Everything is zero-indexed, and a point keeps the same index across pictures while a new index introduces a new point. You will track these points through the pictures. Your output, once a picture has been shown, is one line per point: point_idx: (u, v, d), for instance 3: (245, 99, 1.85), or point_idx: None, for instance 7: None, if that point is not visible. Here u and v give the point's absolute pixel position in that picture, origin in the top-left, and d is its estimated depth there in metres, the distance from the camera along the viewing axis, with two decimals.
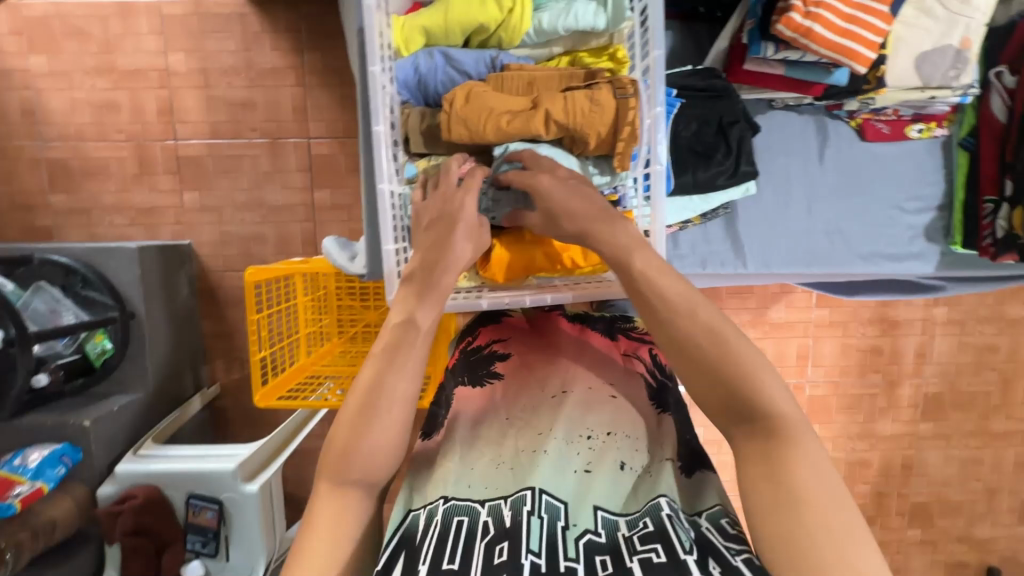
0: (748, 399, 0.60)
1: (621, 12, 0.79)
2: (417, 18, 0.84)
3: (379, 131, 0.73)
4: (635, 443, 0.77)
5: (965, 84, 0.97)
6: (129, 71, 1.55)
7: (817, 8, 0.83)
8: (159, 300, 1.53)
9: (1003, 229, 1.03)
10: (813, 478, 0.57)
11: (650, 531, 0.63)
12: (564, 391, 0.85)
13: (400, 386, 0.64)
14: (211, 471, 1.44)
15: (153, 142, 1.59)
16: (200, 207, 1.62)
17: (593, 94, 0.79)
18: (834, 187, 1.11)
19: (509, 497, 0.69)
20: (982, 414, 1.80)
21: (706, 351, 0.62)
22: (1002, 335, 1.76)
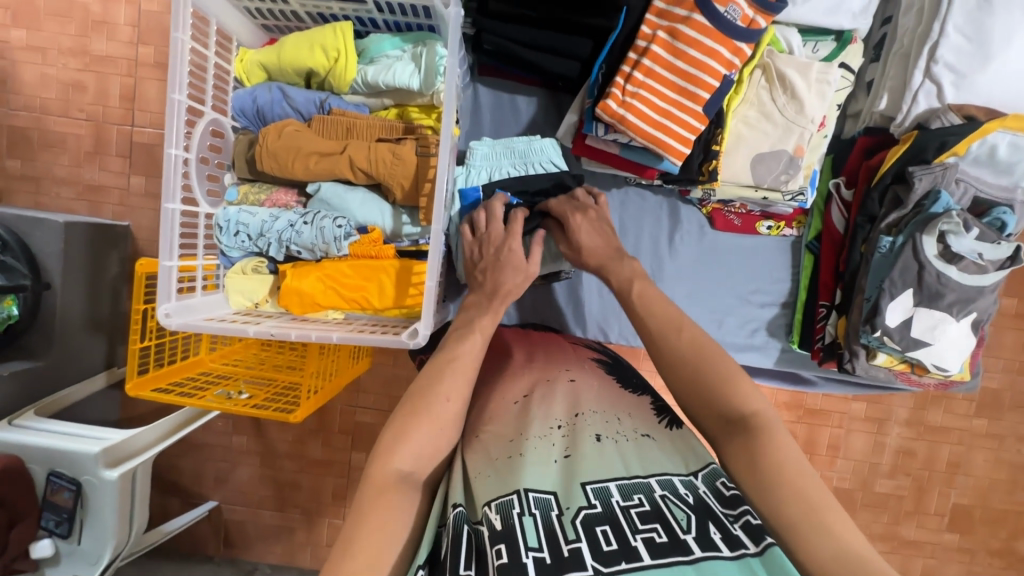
0: (722, 397, 0.68)
1: (434, 75, 0.83)
2: (257, 54, 0.89)
3: (173, 154, 0.78)
4: (609, 416, 0.73)
5: (794, 190, 0.99)
6: (100, 57, 1.57)
7: (632, 98, 0.87)
8: (81, 277, 1.46)
9: (831, 336, 1.04)
10: (786, 459, 0.62)
11: (647, 510, 0.59)
12: (525, 396, 0.77)
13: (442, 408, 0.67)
14: (71, 451, 1.29)
15: (112, 124, 1.60)
16: (144, 193, 1.62)
17: (397, 149, 0.84)
18: (683, 272, 1.13)
19: (495, 501, 0.61)
20: (893, 518, 1.60)
21: (690, 362, 0.70)
22: (919, 440, 1.56)
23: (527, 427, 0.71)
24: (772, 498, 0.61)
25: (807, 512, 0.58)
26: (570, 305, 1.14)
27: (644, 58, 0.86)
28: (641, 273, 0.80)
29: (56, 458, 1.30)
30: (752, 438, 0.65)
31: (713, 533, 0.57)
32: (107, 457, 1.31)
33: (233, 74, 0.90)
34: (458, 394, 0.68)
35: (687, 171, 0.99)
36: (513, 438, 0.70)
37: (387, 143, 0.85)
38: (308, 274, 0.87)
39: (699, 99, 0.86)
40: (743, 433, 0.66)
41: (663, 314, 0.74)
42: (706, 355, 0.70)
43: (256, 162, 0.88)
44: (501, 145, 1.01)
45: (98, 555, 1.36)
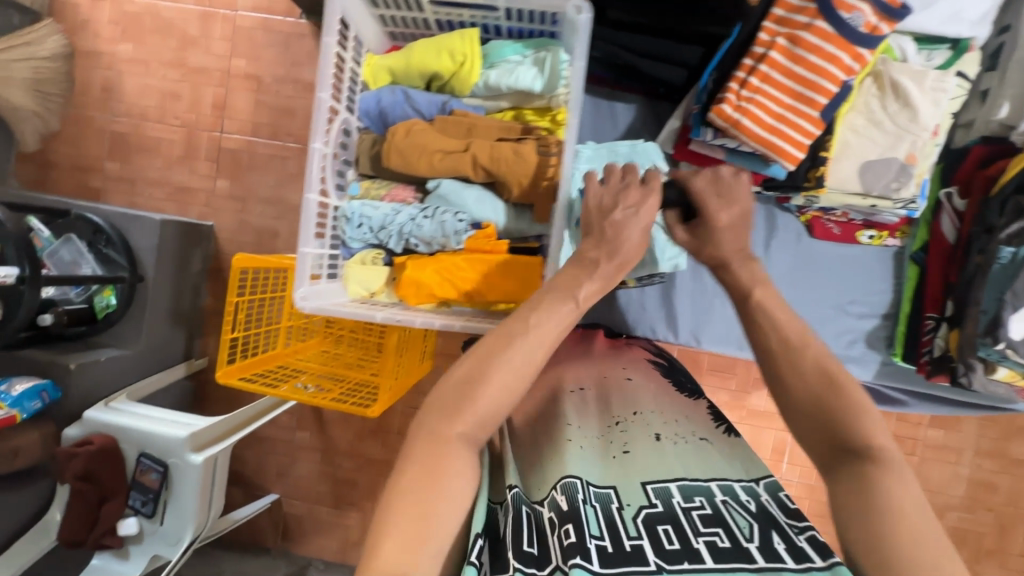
0: (845, 425, 0.62)
1: (557, 78, 0.87)
2: (385, 60, 0.95)
3: (316, 148, 0.83)
4: (667, 417, 0.77)
5: (905, 198, 0.98)
6: (196, 69, 1.69)
7: (748, 103, 0.88)
8: (169, 270, 1.56)
9: (940, 349, 1.01)
10: (905, 503, 0.55)
11: (708, 513, 0.61)
12: (580, 389, 0.83)
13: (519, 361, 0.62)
14: (161, 434, 1.37)
15: (203, 131, 1.71)
16: (228, 195, 1.72)
17: (518, 147, 0.88)
18: (778, 280, 1.12)
19: (560, 482, 0.65)
20: (969, 553, 1.64)
21: (812, 382, 0.65)
22: (1001, 473, 1.62)
23: (587, 419, 0.77)
24: (883, 549, 0.53)
25: (919, 566, 0.51)
26: (660, 309, 1.14)
27: (762, 63, 0.87)
28: (762, 278, 0.73)
29: (146, 439, 1.38)
30: (865, 470, 0.59)
31: (777, 542, 0.57)
32: (193, 441, 1.38)
33: (361, 77, 0.96)
34: (532, 369, 0.63)
35: (792, 176, 0.99)
36: (569, 427, 0.74)
37: (508, 143, 0.89)
38: (425, 266, 0.91)
39: (815, 104, 0.87)
40: (857, 465, 0.60)
41: (786, 329, 0.68)
42: (835, 382, 0.64)
43: (382, 159, 0.92)
44: (604, 147, 1.03)
45: (179, 536, 1.40)
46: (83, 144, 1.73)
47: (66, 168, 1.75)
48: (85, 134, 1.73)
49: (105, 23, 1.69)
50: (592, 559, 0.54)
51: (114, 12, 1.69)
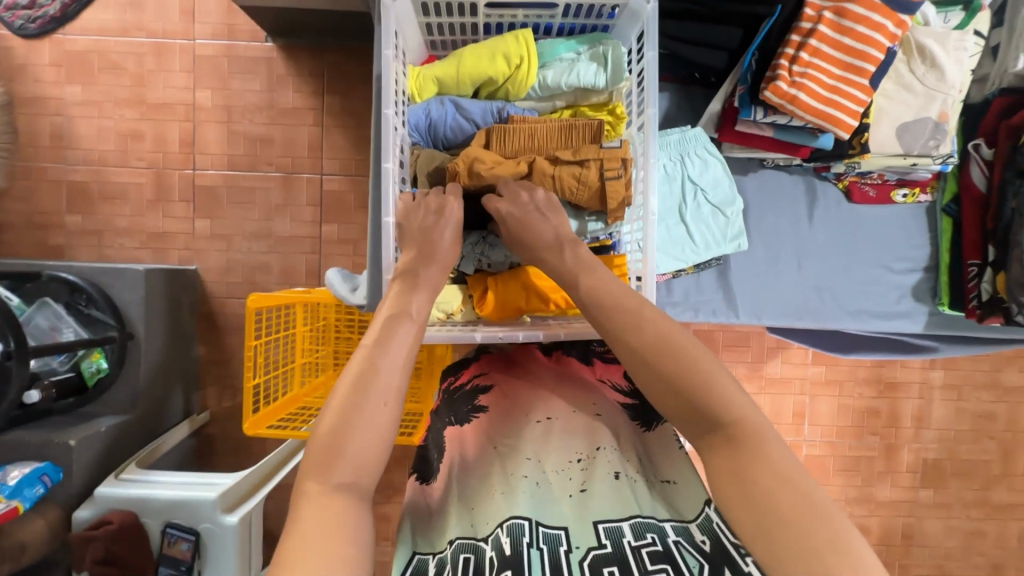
0: (705, 400, 0.59)
1: (620, 72, 0.85)
2: (431, 69, 0.91)
3: (387, 167, 0.78)
4: (629, 457, 0.75)
5: (944, 153, 1.03)
6: (157, 105, 1.56)
7: (801, 78, 0.90)
8: (161, 323, 1.44)
9: (988, 292, 1.06)
10: (775, 475, 0.54)
11: (659, 549, 0.60)
12: (549, 418, 0.80)
13: (393, 372, 0.61)
14: (189, 498, 1.26)
15: (173, 170, 1.58)
16: (210, 234, 1.59)
17: (582, 174, 0.85)
18: (823, 246, 1.15)
19: (508, 522, 0.64)
20: (984, 483, 1.77)
21: (657, 360, 0.62)
22: (999, 403, 1.74)
23: (549, 450, 0.75)
24: (758, 514, 0.53)
25: (806, 538, 0.50)
26: (718, 292, 1.15)
27: (811, 38, 0.90)
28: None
29: (172, 508, 1.26)
30: (732, 445, 0.57)
31: None
32: (223, 501, 1.27)
33: (405, 88, 0.91)
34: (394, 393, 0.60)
35: (837, 146, 1.03)
36: (527, 462, 0.73)
37: (568, 166, 0.86)
38: (508, 282, 0.88)
39: (865, 73, 0.90)
40: (725, 438, 0.57)
41: (619, 312, 0.67)
42: (673, 349, 0.62)
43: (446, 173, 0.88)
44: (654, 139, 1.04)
45: None
46: (36, 199, 1.57)
47: (19, 228, 1.58)
48: (38, 189, 1.56)
49: (45, 64, 1.54)
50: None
51: (54, 51, 1.53)
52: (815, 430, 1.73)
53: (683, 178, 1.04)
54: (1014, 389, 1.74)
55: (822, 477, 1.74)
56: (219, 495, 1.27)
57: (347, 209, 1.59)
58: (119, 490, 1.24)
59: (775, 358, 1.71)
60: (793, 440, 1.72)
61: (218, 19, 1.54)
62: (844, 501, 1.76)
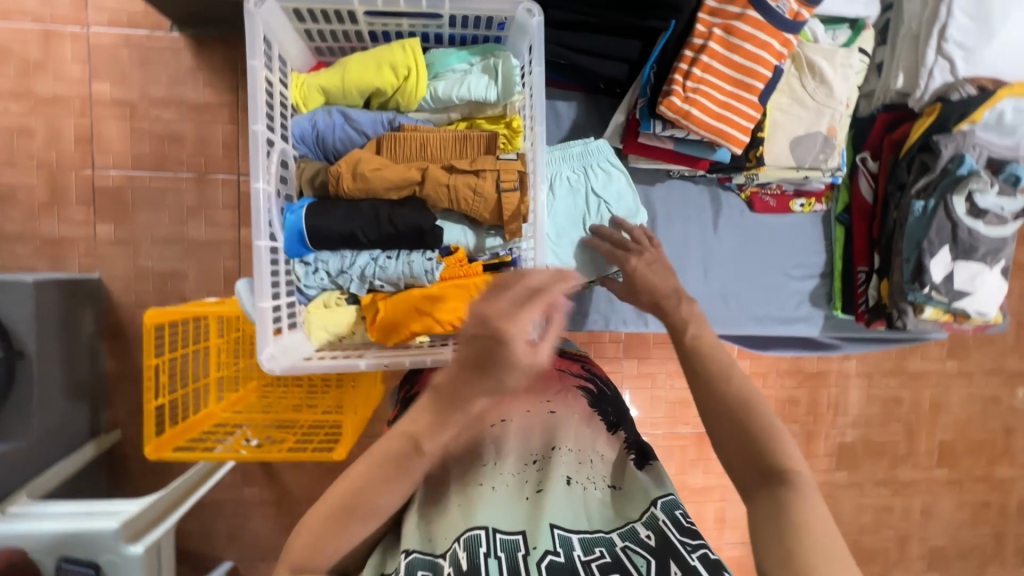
0: (767, 447, 0.59)
1: (511, 85, 0.83)
2: (316, 78, 0.86)
3: (258, 187, 0.73)
4: (584, 455, 0.69)
5: (833, 167, 1.07)
6: (47, 98, 1.39)
7: (694, 94, 0.90)
8: (57, 339, 1.30)
9: (874, 298, 1.12)
10: (823, 547, 0.52)
11: (608, 561, 0.56)
12: (505, 420, 0.69)
13: (387, 502, 0.56)
14: (85, 531, 1.14)
15: (68, 170, 1.42)
16: (114, 241, 1.45)
17: (477, 184, 0.80)
18: (729, 253, 1.18)
19: (466, 535, 0.57)
20: (891, 463, 1.90)
21: (727, 400, 0.63)
22: (905, 388, 1.87)
23: (503, 456, 0.68)
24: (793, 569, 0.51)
25: None
26: (627, 302, 1.17)
27: (702, 54, 0.90)
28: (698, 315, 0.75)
29: (64, 544, 1.14)
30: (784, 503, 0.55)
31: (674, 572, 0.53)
32: (127, 532, 1.17)
33: (290, 100, 0.86)
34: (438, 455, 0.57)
35: (734, 159, 1.05)
36: (488, 468, 0.66)
37: (463, 175, 0.81)
38: (399, 304, 0.84)
39: (754, 89, 0.91)
40: (771, 488, 0.57)
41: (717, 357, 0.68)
42: (750, 403, 0.62)
43: (329, 187, 0.83)
44: (558, 151, 1.04)
45: None
46: None
47: None
48: None
49: None
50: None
51: None
52: None
53: (588, 189, 1.03)
54: (918, 374, 1.86)
55: None
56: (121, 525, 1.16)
57: None
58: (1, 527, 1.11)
59: None
60: None
61: (117, 5, 1.39)
62: None
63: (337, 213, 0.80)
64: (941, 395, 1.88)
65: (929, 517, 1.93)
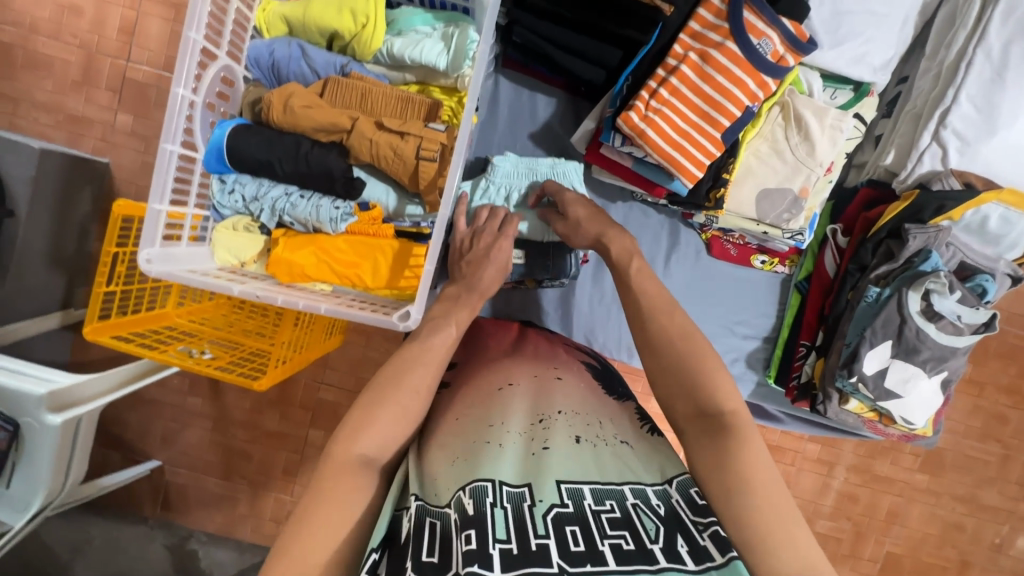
0: (705, 394, 0.69)
1: (462, 57, 0.81)
2: (281, 7, 0.86)
3: (179, 93, 0.74)
4: (590, 419, 0.73)
5: (794, 230, 1.01)
6: None
7: (654, 114, 0.87)
8: (49, 210, 1.34)
9: (807, 375, 1.06)
10: (757, 466, 0.63)
11: (617, 517, 0.60)
12: (510, 384, 0.79)
13: (423, 379, 0.71)
14: (12, 389, 1.16)
15: (104, 56, 1.47)
16: (130, 132, 1.49)
17: (398, 145, 0.79)
18: (675, 291, 1.14)
19: (469, 486, 0.61)
20: None
21: (676, 345, 0.72)
22: None
23: (511, 415, 0.73)
24: (738, 503, 0.61)
25: (775, 529, 0.60)
26: (559, 310, 1.14)
27: (673, 76, 0.87)
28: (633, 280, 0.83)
29: None
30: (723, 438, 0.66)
31: (681, 545, 0.57)
32: (53, 402, 1.19)
33: (254, 22, 0.87)
34: (424, 390, 0.71)
35: (694, 195, 1.00)
36: (495, 428, 0.71)
37: (389, 134, 0.79)
38: (297, 245, 0.84)
39: (718, 125, 0.87)
40: (720, 434, 0.66)
41: (655, 294, 0.77)
42: (692, 340, 0.72)
43: (261, 115, 0.83)
44: (525, 164, 0.98)
45: (27, 502, 1.25)
46: None
47: None
48: None
49: None
50: (492, 567, 0.52)
51: None
52: None
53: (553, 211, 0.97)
54: (883, 478, 1.53)
55: None
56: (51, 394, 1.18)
57: None
58: None
59: None
60: None
61: None
62: None
63: (256, 140, 0.80)
64: (901, 506, 1.53)
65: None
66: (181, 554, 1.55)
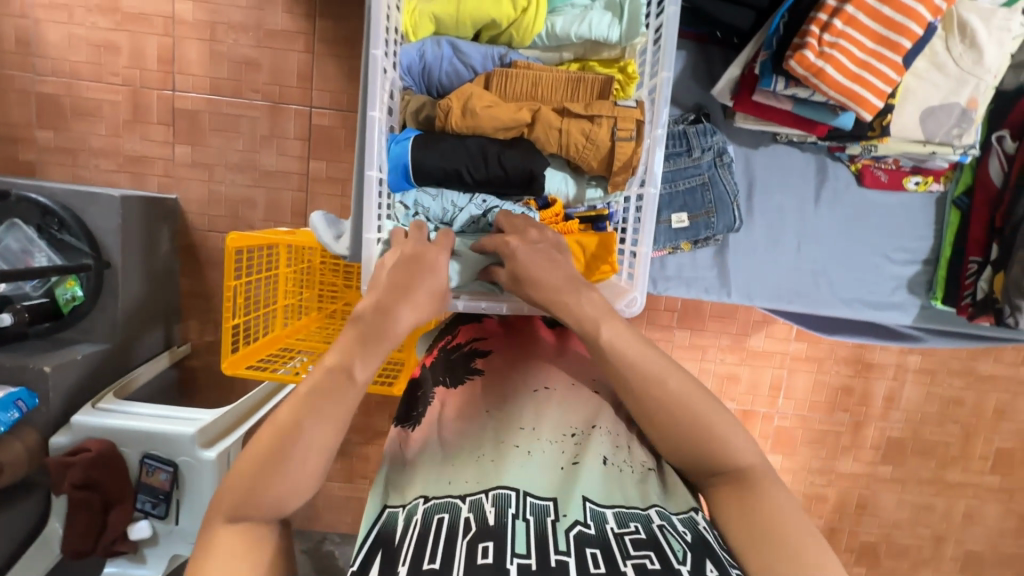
0: (717, 451, 0.60)
1: (637, 26, 0.78)
2: (429, 5, 0.82)
3: (374, 116, 0.73)
4: (620, 439, 0.69)
5: (966, 144, 0.97)
6: (134, 13, 1.33)
7: (830, 49, 0.82)
8: (139, 255, 1.32)
9: (984, 292, 1.04)
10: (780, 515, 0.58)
11: (643, 537, 0.57)
12: (547, 387, 0.74)
13: (319, 435, 0.56)
14: (164, 433, 1.19)
15: (150, 90, 1.37)
16: (190, 162, 1.41)
17: (592, 131, 0.76)
18: (829, 229, 1.12)
19: (493, 491, 0.61)
20: (940, 463, 1.67)
21: (676, 419, 0.61)
22: (969, 390, 1.62)
23: (546, 420, 0.69)
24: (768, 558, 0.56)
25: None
26: (713, 271, 1.13)
27: (846, 5, 0.82)
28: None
29: (148, 439, 1.19)
30: (738, 490, 0.60)
31: (710, 569, 0.54)
32: (201, 437, 1.20)
33: (399, 26, 0.82)
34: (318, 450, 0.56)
35: (857, 126, 0.96)
36: (522, 431, 0.68)
37: (577, 120, 0.77)
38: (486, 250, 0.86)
39: (899, 49, 0.83)
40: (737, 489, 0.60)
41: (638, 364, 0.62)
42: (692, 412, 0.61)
43: (435, 123, 0.81)
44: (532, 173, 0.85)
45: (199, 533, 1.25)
46: (3, 111, 1.36)
47: None
48: (5, 98, 1.35)
49: None
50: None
51: None
52: (788, 403, 1.62)
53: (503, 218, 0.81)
54: (986, 377, 1.61)
55: (789, 448, 1.66)
56: (198, 431, 1.20)
57: (337, 147, 1.41)
58: (93, 420, 1.17)
59: (759, 331, 1.59)
60: (764, 412, 1.62)
61: None
62: (806, 470, 1.69)
63: (442, 150, 0.78)
64: (1007, 402, 1.62)
65: (971, 522, 1.71)
66: (320, 556, 1.63)
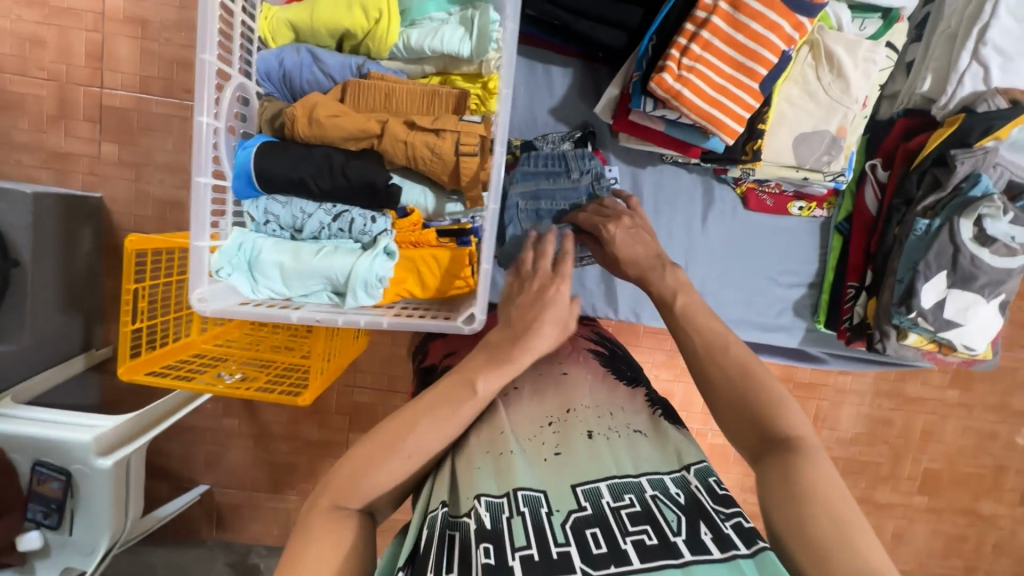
0: (766, 419, 0.65)
1: (486, 42, 0.78)
2: (285, 12, 0.81)
3: (202, 122, 0.72)
4: (601, 410, 0.71)
5: (835, 171, 0.99)
6: (62, 8, 1.25)
7: (689, 73, 0.83)
8: (55, 255, 1.20)
9: (859, 317, 1.06)
10: (828, 483, 0.58)
11: (638, 510, 0.57)
12: (517, 387, 0.74)
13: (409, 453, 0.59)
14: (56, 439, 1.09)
15: (77, 86, 1.29)
16: (117, 161, 1.32)
17: (436, 144, 0.75)
18: (716, 249, 1.12)
19: (484, 495, 0.58)
20: (869, 483, 1.66)
21: (740, 390, 0.67)
22: (899, 411, 1.60)
23: (518, 420, 0.69)
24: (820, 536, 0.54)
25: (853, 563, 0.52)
26: (601, 288, 1.12)
27: (704, 30, 0.83)
28: (685, 284, 0.77)
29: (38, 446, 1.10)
30: (789, 460, 0.61)
31: (704, 532, 0.54)
32: (98, 444, 1.11)
33: (257, 32, 0.82)
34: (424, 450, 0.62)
35: (730, 149, 0.97)
36: (505, 434, 0.66)
37: (423, 133, 0.76)
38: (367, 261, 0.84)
39: (756, 76, 0.84)
40: (785, 459, 0.61)
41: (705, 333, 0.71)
42: (749, 373, 0.67)
43: (286, 131, 0.79)
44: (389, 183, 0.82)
45: (93, 545, 1.17)
46: None
47: None
48: None
49: None
50: None
51: None
52: None
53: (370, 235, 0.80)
54: (914, 399, 1.59)
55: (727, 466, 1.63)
56: (95, 437, 1.10)
57: None
58: None
59: None
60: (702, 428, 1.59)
61: None
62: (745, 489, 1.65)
63: (285, 157, 0.76)
64: (935, 424, 1.60)
65: (901, 542, 1.69)
66: (243, 568, 1.53)
